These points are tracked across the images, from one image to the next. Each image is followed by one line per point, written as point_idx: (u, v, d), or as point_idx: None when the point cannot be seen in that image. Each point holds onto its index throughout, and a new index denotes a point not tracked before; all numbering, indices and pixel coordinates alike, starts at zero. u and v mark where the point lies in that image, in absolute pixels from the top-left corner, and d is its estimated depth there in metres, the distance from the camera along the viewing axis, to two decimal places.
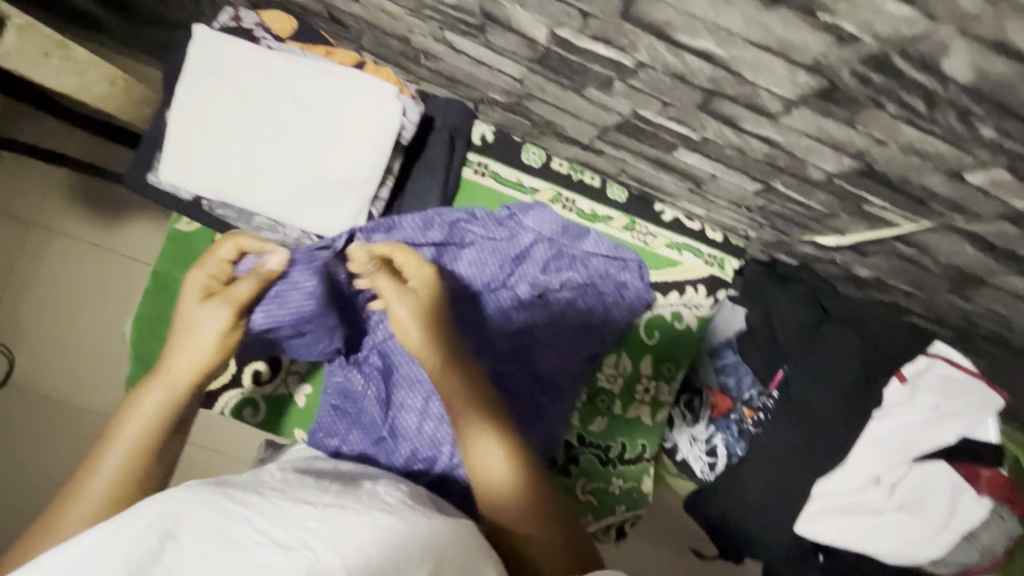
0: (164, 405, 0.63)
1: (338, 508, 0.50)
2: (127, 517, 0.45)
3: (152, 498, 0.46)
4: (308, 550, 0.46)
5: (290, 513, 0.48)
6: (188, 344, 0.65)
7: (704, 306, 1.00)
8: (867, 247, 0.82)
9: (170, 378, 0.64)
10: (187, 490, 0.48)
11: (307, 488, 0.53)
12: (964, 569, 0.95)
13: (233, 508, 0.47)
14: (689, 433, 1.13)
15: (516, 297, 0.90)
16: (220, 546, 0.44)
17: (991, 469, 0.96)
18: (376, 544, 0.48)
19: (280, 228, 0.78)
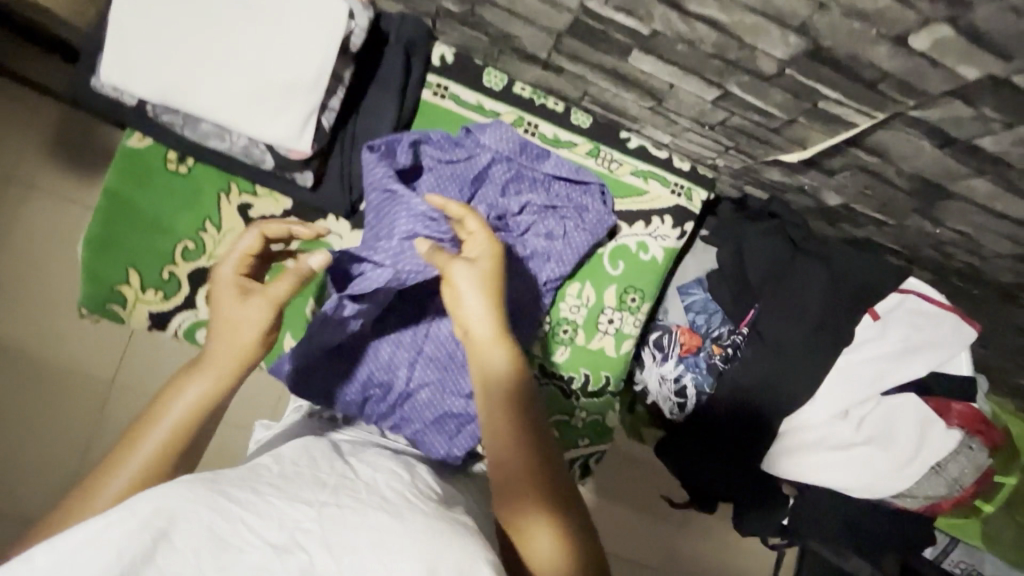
0: (203, 393, 0.59)
1: (340, 507, 0.45)
2: (117, 513, 0.39)
3: (139, 494, 0.41)
4: (303, 552, 0.41)
5: (285, 514, 0.43)
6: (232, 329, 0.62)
7: (671, 237, 0.97)
8: (832, 163, 0.80)
9: (214, 369, 0.60)
10: (182, 484, 0.43)
11: (306, 484, 0.48)
12: (932, 502, 0.94)
13: (229, 507, 0.42)
14: (658, 372, 1.09)
15: None
16: (211, 545, 0.40)
17: (962, 403, 0.94)
18: (373, 551, 0.41)
19: (227, 136, 0.77)
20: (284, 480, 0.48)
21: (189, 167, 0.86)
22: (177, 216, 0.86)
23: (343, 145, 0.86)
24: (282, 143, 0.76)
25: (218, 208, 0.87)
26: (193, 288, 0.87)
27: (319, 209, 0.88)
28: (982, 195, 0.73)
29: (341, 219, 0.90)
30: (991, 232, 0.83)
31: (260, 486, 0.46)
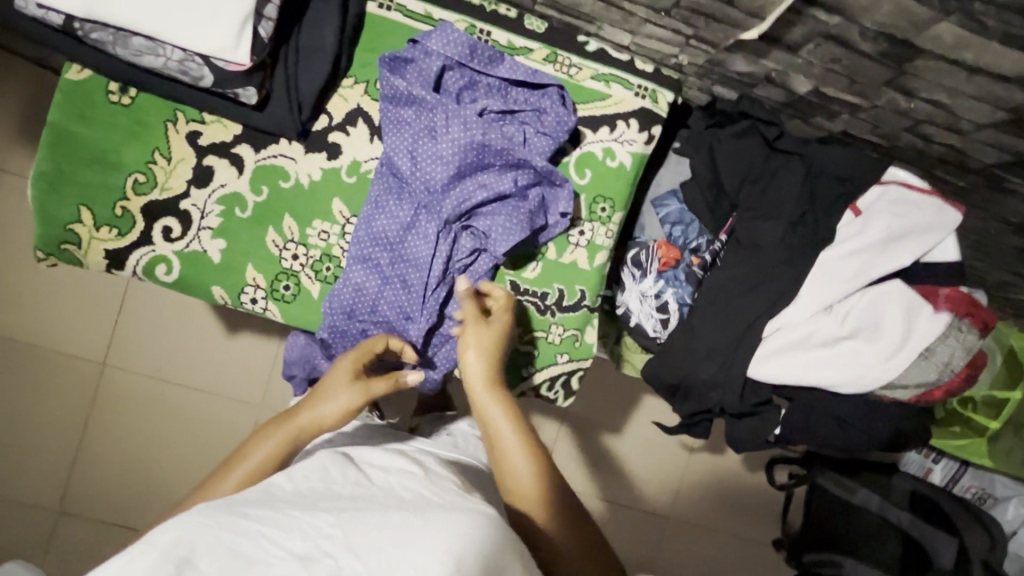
0: (267, 463, 0.73)
1: (354, 513, 0.48)
2: (138, 547, 0.43)
3: (160, 527, 0.45)
4: (328, 558, 0.44)
5: (306, 523, 0.46)
6: (311, 413, 0.78)
7: (638, 142, 0.93)
8: (792, 34, 0.79)
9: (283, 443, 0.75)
10: (199, 514, 0.46)
11: (323, 496, 0.52)
12: (925, 389, 0.92)
13: (248, 524, 0.45)
14: (637, 291, 1.05)
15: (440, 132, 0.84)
16: (236, 564, 0.43)
17: (949, 288, 0.92)
18: (392, 542, 0.45)
19: (160, 50, 0.75)
20: (304, 495, 0.52)
21: (132, 97, 0.83)
22: (125, 149, 0.84)
23: (286, 61, 0.83)
24: (218, 54, 0.74)
25: (166, 139, 0.84)
26: (148, 223, 0.85)
27: (269, 133, 0.85)
28: (948, 44, 0.73)
29: (293, 142, 0.87)
30: (966, 94, 0.80)
31: (280, 503, 0.49)
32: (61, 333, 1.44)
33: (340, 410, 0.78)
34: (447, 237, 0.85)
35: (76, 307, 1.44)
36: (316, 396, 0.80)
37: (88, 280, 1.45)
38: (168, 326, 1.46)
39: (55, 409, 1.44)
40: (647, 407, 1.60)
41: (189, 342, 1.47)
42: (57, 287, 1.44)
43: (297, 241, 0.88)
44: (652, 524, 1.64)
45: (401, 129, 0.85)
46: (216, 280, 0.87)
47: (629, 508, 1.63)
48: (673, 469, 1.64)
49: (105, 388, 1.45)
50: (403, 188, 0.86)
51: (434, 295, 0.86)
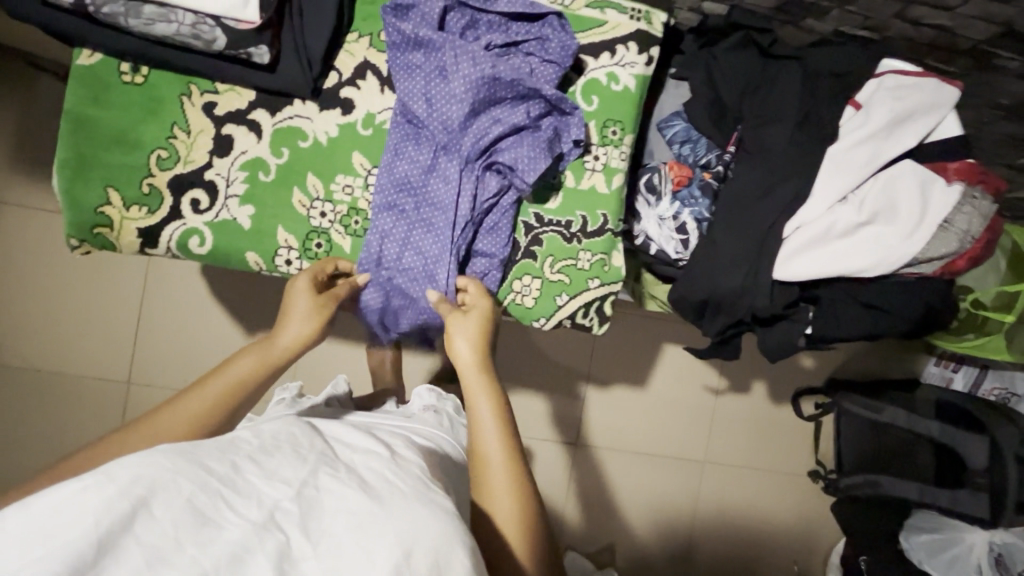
0: (246, 381, 0.74)
1: (314, 487, 0.48)
2: (99, 479, 0.42)
3: (119, 463, 0.44)
4: (281, 531, 0.44)
5: (262, 493, 0.46)
6: (284, 334, 0.81)
7: (639, 63, 0.96)
8: None
9: (259, 363, 0.76)
10: (161, 458, 0.45)
11: (286, 456, 0.51)
12: (949, 262, 0.95)
13: (208, 480, 0.45)
14: (655, 215, 1.07)
15: (449, 72, 0.85)
16: (190, 519, 0.42)
17: (958, 161, 0.95)
18: (348, 530, 0.46)
19: (171, 16, 0.75)
20: (265, 453, 0.50)
21: (145, 76, 0.85)
22: (143, 126, 0.86)
23: (291, 20, 0.84)
24: (229, 13, 0.76)
25: (184, 113, 0.86)
26: (175, 197, 0.87)
27: (283, 94, 0.87)
28: None
29: (307, 101, 0.88)
30: None
31: (243, 464, 0.48)
32: (85, 350, 1.44)
33: (311, 327, 0.83)
34: (470, 175, 0.87)
35: (96, 321, 1.44)
36: (284, 319, 0.83)
37: (105, 295, 1.44)
38: (190, 331, 1.47)
39: (89, 424, 1.44)
40: (672, 352, 1.62)
41: (213, 343, 1.47)
42: (73, 304, 1.43)
43: (323, 199, 0.90)
44: (690, 467, 1.66)
45: (412, 75, 0.87)
46: (249, 246, 0.89)
47: (666, 455, 1.65)
48: (703, 409, 1.66)
49: (135, 398, 1.46)
50: (422, 133, 0.88)
51: (464, 233, 0.88)
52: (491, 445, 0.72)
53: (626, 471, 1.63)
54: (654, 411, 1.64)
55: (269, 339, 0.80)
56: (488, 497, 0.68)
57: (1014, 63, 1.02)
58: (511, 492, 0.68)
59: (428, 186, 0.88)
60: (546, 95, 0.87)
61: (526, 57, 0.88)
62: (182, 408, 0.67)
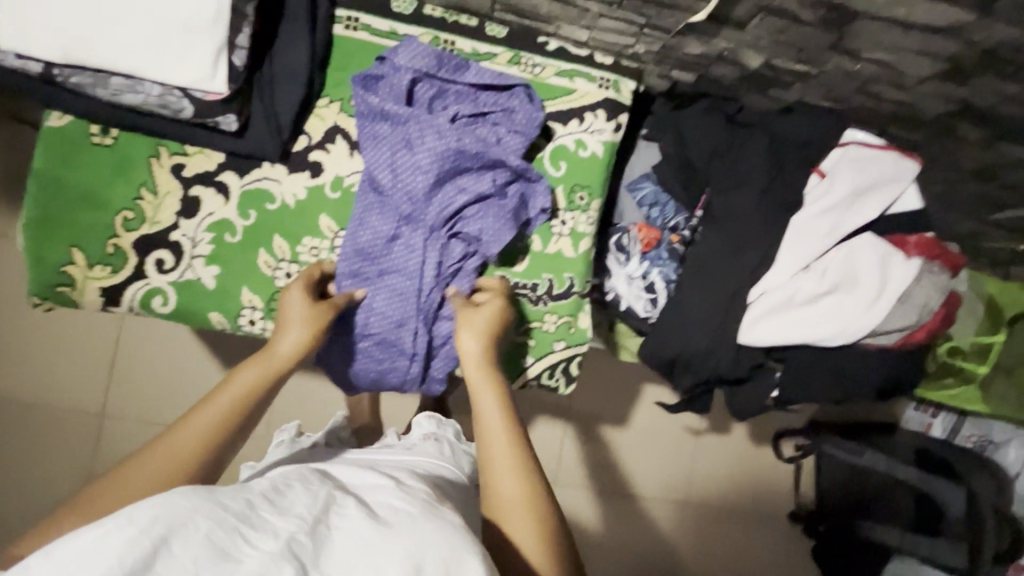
0: (253, 391, 0.73)
1: (327, 518, 0.46)
2: (117, 522, 0.40)
3: (136, 504, 0.41)
4: (299, 563, 0.41)
5: (278, 525, 0.43)
6: (282, 345, 0.79)
7: (607, 130, 0.98)
8: (736, 10, 0.82)
9: (265, 373, 0.75)
10: (175, 495, 0.43)
11: (298, 489, 0.48)
12: (907, 333, 0.96)
13: (221, 514, 0.42)
14: (625, 274, 1.08)
15: (414, 138, 0.86)
16: (207, 555, 0.40)
17: (917, 235, 0.97)
18: (361, 557, 0.43)
19: (139, 87, 0.77)
20: (277, 490, 0.48)
21: (115, 137, 0.86)
22: (111, 187, 0.86)
23: (261, 87, 0.86)
24: (196, 85, 0.76)
25: (152, 174, 0.87)
26: (140, 257, 0.87)
27: (252, 157, 0.88)
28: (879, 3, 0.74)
29: (276, 164, 0.89)
30: (908, 52, 0.83)
31: (256, 498, 0.45)
32: (53, 388, 1.41)
33: (311, 332, 0.81)
34: (436, 242, 0.87)
35: (66, 364, 1.41)
36: (280, 328, 0.81)
37: (77, 333, 1.42)
38: (164, 370, 1.44)
39: (54, 465, 1.41)
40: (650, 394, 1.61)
41: (186, 384, 1.45)
42: (45, 340, 1.41)
43: (289, 259, 0.90)
44: (667, 506, 1.64)
45: (378, 144, 0.88)
46: (213, 305, 0.89)
47: (644, 495, 1.64)
48: (681, 453, 1.65)
49: (106, 441, 1.42)
50: (386, 200, 0.88)
51: (428, 300, 0.88)
52: (498, 450, 0.71)
53: (603, 514, 1.61)
54: (633, 452, 1.63)
55: (268, 350, 0.78)
56: (496, 502, 0.67)
57: (973, 135, 1.05)
58: (520, 494, 0.67)
59: (391, 249, 0.87)
60: (512, 166, 0.88)
61: (492, 128, 0.90)
62: (192, 427, 0.66)
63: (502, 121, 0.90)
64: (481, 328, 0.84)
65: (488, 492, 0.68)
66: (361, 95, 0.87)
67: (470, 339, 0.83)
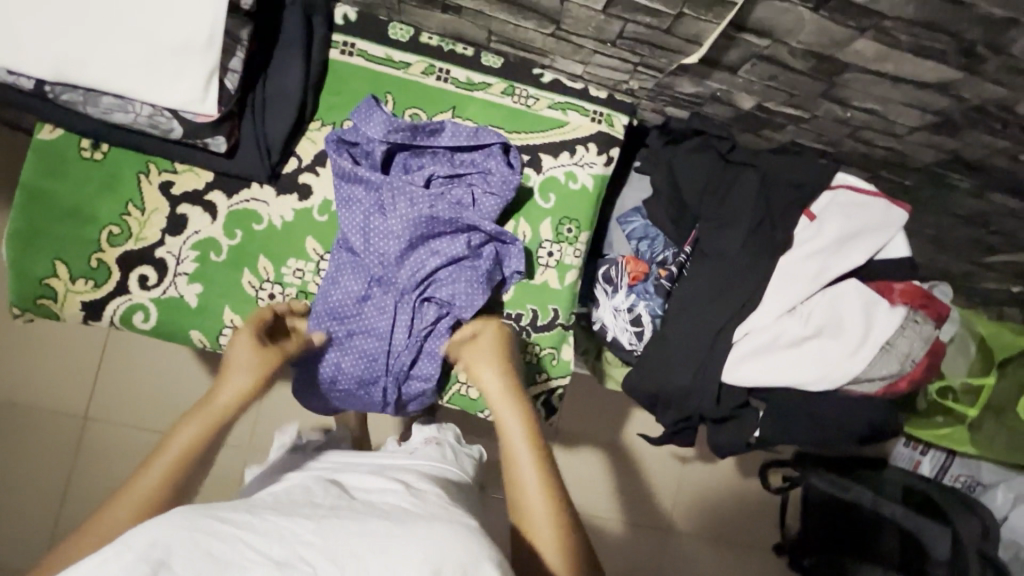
0: (194, 450, 0.72)
1: (333, 519, 0.49)
2: (118, 547, 0.44)
3: (138, 528, 0.45)
4: (306, 565, 0.44)
5: (285, 528, 0.47)
6: (226, 389, 0.78)
7: (598, 164, 0.99)
8: (730, 56, 0.82)
9: (207, 425, 0.75)
10: (176, 516, 0.47)
11: (301, 504, 0.53)
12: (891, 382, 0.95)
13: (221, 529, 0.46)
14: (611, 306, 1.07)
15: (388, 202, 0.87)
16: (210, 567, 0.43)
17: (904, 282, 0.96)
18: (368, 547, 0.46)
19: (130, 107, 0.77)
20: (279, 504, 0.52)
21: (104, 152, 0.86)
22: (98, 202, 0.86)
23: (253, 108, 0.86)
24: (187, 107, 0.77)
25: (139, 190, 0.87)
26: (123, 272, 0.87)
27: (241, 177, 0.88)
28: (869, 59, 0.73)
29: (264, 185, 0.89)
30: (896, 103, 0.83)
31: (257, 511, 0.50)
32: (16, 399, 1.33)
33: (255, 378, 0.80)
34: (406, 306, 0.88)
35: (35, 389, 1.33)
36: (223, 376, 0.80)
37: (50, 343, 1.35)
38: (134, 387, 1.35)
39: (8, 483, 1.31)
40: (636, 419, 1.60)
41: (156, 402, 1.35)
42: (15, 349, 1.34)
43: (272, 280, 0.90)
44: (652, 532, 1.61)
45: (353, 207, 0.88)
46: (195, 324, 0.89)
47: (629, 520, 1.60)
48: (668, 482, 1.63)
49: (74, 490, 1.32)
50: (359, 262, 0.89)
51: (399, 361, 0.88)
52: (534, 499, 0.72)
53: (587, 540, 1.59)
54: (618, 477, 1.60)
55: (210, 399, 0.77)
56: (539, 553, 0.69)
57: (966, 184, 1.05)
58: (557, 533, 0.70)
59: (363, 309, 0.88)
60: (486, 231, 0.88)
61: (468, 190, 0.90)
62: (131, 493, 0.66)
63: (478, 185, 0.91)
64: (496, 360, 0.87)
65: (520, 521, 0.72)
66: (335, 156, 0.88)
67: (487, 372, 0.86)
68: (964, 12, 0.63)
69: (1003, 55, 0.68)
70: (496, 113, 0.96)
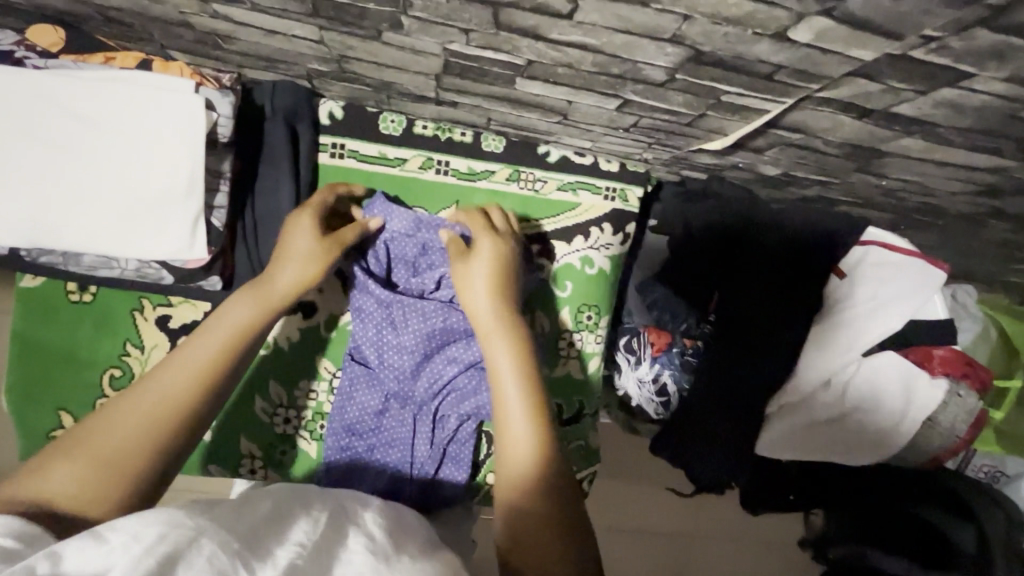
0: (247, 329, 0.63)
1: (320, 549, 0.47)
2: (123, 539, 0.40)
3: (137, 520, 0.42)
4: None
5: (276, 553, 0.44)
6: (281, 276, 0.70)
7: (614, 244, 0.92)
8: (757, 142, 0.74)
9: (259, 309, 0.65)
10: (176, 514, 0.43)
11: (300, 522, 0.50)
12: (931, 454, 0.94)
13: (225, 538, 0.43)
14: (634, 377, 1.02)
15: (402, 310, 0.83)
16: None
17: (944, 348, 0.92)
18: None
19: (114, 262, 0.72)
20: (274, 520, 0.48)
21: (93, 294, 0.82)
22: (95, 346, 0.82)
23: (245, 236, 0.80)
24: (173, 257, 0.70)
25: (136, 329, 0.82)
26: None
27: None
28: (915, 150, 0.66)
29: None
30: (938, 177, 0.76)
31: (257, 524, 0.46)
32: None
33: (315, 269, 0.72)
34: (427, 418, 0.83)
35: None
36: (279, 260, 0.71)
37: None
38: None
39: None
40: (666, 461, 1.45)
41: None
42: None
43: (286, 404, 0.87)
44: (682, 564, 1.46)
45: (366, 319, 0.84)
46: (213, 459, 0.87)
47: (656, 553, 1.45)
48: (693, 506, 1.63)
49: None
50: (375, 374, 0.84)
51: (422, 474, 0.83)
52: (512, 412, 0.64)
53: None
54: (646, 510, 1.46)
55: (262, 281, 0.69)
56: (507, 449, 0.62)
57: (1003, 225, 0.99)
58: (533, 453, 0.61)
59: (384, 421, 0.84)
60: None
61: None
62: (176, 367, 0.57)
63: None
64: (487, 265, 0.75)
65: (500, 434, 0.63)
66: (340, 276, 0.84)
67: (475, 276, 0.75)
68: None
69: None
70: (503, 202, 0.90)
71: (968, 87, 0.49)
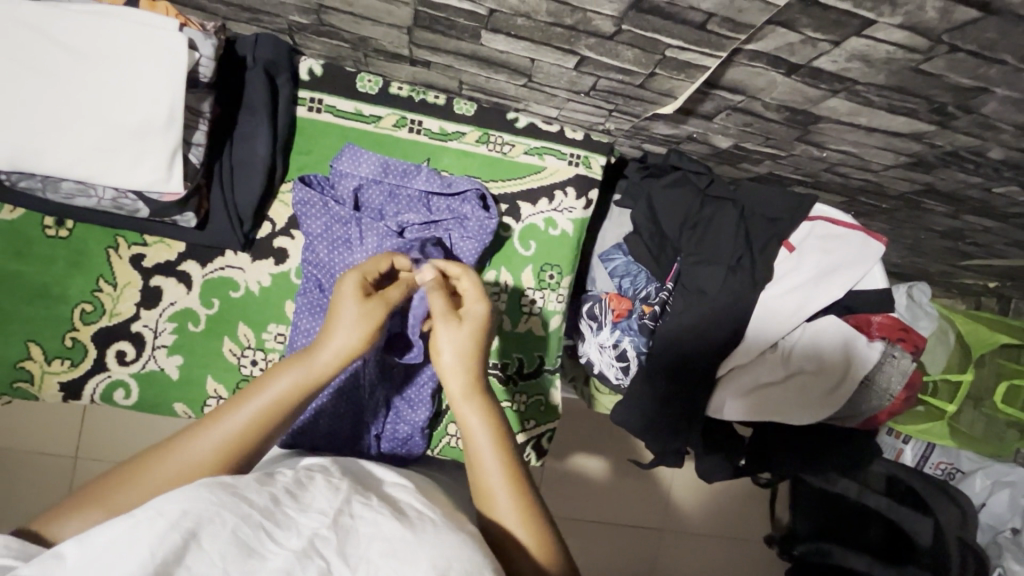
0: (284, 403, 0.61)
1: (349, 516, 0.46)
2: (147, 514, 0.41)
3: (165, 497, 0.42)
4: (321, 558, 0.42)
5: (301, 522, 0.45)
6: (330, 346, 0.64)
7: (577, 208, 0.97)
8: (706, 107, 0.80)
9: (299, 386, 0.62)
10: (197, 491, 0.44)
11: (320, 486, 0.50)
12: (870, 415, 0.99)
13: (250, 512, 0.43)
14: (596, 342, 1.07)
15: (360, 238, 0.86)
16: (238, 551, 0.40)
17: (883, 315, 0.99)
18: (381, 551, 0.43)
19: (91, 190, 0.76)
20: (299, 487, 0.49)
21: (69, 229, 0.84)
22: (68, 281, 0.84)
23: (220, 178, 0.84)
24: (150, 188, 0.74)
25: (110, 266, 0.85)
26: (100, 349, 0.86)
27: (213, 247, 0.87)
28: (843, 113, 0.73)
29: (239, 252, 0.88)
30: (871, 147, 0.82)
31: (280, 493, 0.47)
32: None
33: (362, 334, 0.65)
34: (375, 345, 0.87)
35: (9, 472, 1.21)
36: (328, 323, 0.65)
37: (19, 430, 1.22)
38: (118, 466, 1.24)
39: None
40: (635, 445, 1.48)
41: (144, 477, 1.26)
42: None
43: (254, 346, 0.89)
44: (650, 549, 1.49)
45: (320, 240, 0.87)
46: (179, 398, 0.88)
47: (625, 538, 1.48)
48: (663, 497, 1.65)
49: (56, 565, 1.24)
50: (321, 299, 0.86)
51: (377, 400, 0.88)
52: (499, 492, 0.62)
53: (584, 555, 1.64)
54: (612, 492, 1.48)
55: (309, 351, 0.64)
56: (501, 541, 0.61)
57: (941, 208, 1.06)
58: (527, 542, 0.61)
59: None
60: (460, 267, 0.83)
61: (455, 238, 0.89)
62: (218, 429, 0.59)
63: (465, 221, 0.89)
64: (461, 352, 0.68)
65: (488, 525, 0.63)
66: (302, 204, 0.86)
67: (450, 359, 0.68)
68: (932, 82, 0.63)
69: (974, 114, 0.69)
70: (472, 162, 0.95)
71: (872, 36, 0.56)
